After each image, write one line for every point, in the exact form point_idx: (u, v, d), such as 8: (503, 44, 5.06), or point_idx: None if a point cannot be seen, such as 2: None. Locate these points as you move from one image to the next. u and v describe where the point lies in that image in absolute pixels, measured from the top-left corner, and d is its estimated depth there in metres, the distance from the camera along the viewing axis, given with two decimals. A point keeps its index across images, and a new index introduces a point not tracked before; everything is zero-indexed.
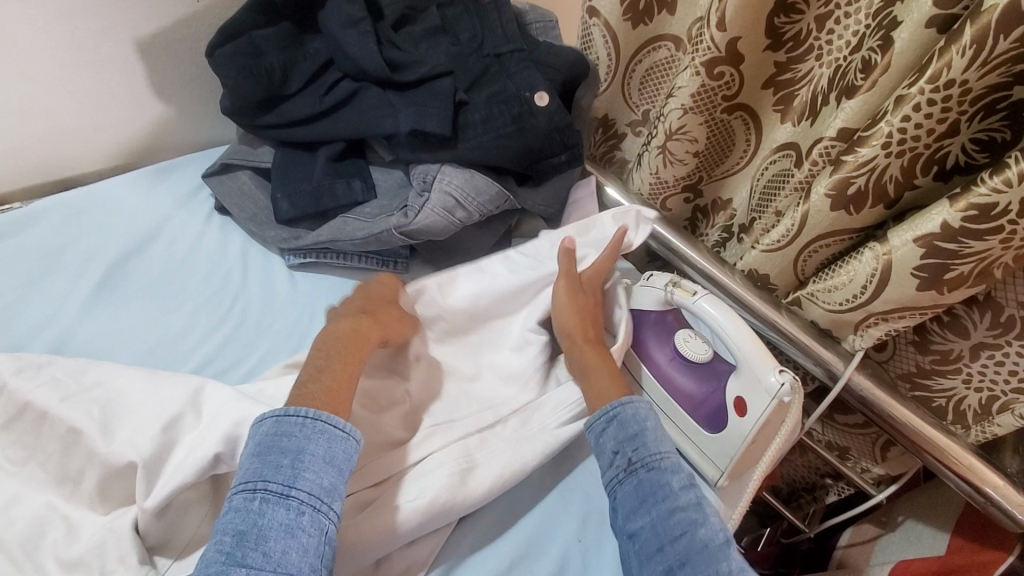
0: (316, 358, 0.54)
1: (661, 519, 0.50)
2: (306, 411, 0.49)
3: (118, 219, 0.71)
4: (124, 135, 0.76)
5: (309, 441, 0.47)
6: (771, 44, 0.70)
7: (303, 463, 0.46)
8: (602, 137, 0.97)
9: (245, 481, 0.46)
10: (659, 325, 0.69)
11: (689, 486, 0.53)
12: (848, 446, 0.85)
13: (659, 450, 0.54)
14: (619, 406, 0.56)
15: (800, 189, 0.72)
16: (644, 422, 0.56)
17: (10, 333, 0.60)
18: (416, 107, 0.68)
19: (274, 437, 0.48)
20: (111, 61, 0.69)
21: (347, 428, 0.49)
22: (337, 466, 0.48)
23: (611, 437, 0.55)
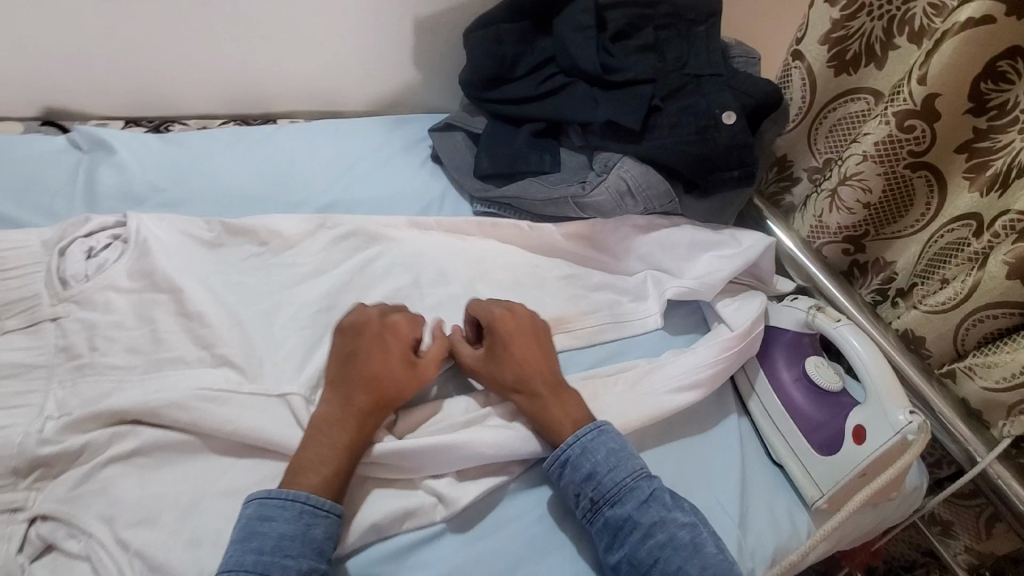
0: (320, 435, 0.52)
1: (635, 550, 0.53)
2: (288, 493, 0.49)
3: (363, 144, 0.90)
4: (383, 88, 0.97)
5: (290, 524, 0.48)
6: (973, 108, 0.69)
7: (283, 548, 0.47)
8: (775, 175, 0.99)
9: (225, 567, 0.46)
10: (791, 349, 0.70)
11: (649, 509, 0.55)
12: (952, 522, 0.83)
13: (613, 481, 0.56)
14: (568, 446, 0.57)
15: (973, 259, 0.71)
16: (594, 456, 0.57)
17: (282, 201, 0.79)
18: (616, 104, 0.79)
19: (255, 521, 0.48)
20: (395, 29, 0.90)
21: (325, 506, 0.49)
22: (315, 547, 0.48)
23: (570, 479, 0.57)
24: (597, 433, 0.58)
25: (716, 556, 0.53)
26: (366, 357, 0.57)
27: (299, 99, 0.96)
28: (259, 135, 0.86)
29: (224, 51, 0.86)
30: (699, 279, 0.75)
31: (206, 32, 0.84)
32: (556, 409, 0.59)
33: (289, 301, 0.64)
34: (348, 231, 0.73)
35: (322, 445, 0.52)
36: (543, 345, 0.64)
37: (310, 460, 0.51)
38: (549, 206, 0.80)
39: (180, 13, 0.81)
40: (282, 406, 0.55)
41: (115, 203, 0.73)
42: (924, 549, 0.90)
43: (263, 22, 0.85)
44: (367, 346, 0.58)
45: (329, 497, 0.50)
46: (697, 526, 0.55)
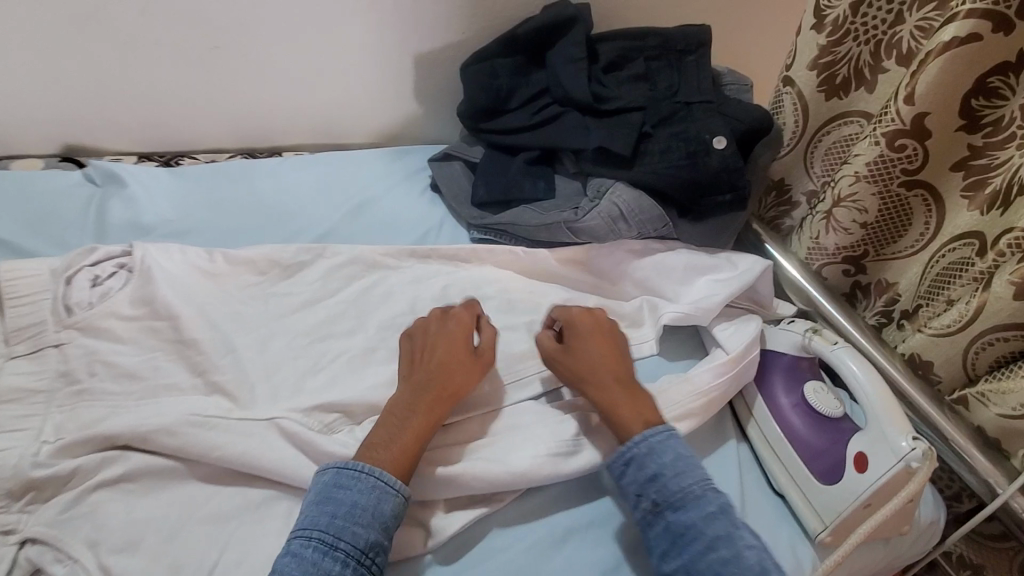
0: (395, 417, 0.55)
1: (694, 560, 0.51)
2: (363, 466, 0.51)
3: (365, 175, 0.93)
4: (384, 121, 1.01)
5: (361, 496, 0.50)
6: (965, 125, 0.69)
7: (355, 516, 0.49)
8: (774, 200, 0.98)
9: (302, 528, 0.49)
10: (790, 373, 0.69)
11: (718, 519, 0.53)
12: (983, 565, 0.77)
13: (680, 484, 0.55)
14: (635, 444, 0.57)
15: (977, 279, 0.68)
16: (662, 458, 0.56)
17: (283, 230, 0.82)
18: (607, 131, 0.81)
19: (333, 488, 0.51)
20: (395, 66, 0.93)
21: (397, 486, 0.51)
22: (382, 523, 0.50)
23: (632, 480, 0.56)
24: (663, 435, 0.58)
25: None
26: (447, 351, 0.60)
27: (303, 134, 1.00)
28: (263, 168, 0.89)
29: (235, 87, 0.91)
30: (694, 304, 0.75)
31: (216, 70, 0.88)
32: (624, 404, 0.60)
33: (284, 329, 0.65)
34: (343, 260, 0.74)
35: (394, 433, 0.54)
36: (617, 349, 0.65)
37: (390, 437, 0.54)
38: (543, 232, 0.80)
39: (193, 55, 0.85)
40: (271, 429, 0.55)
41: (124, 233, 0.76)
42: None
43: (269, 60, 0.89)
44: (451, 341, 0.61)
45: (401, 479, 0.52)
46: (763, 551, 0.52)
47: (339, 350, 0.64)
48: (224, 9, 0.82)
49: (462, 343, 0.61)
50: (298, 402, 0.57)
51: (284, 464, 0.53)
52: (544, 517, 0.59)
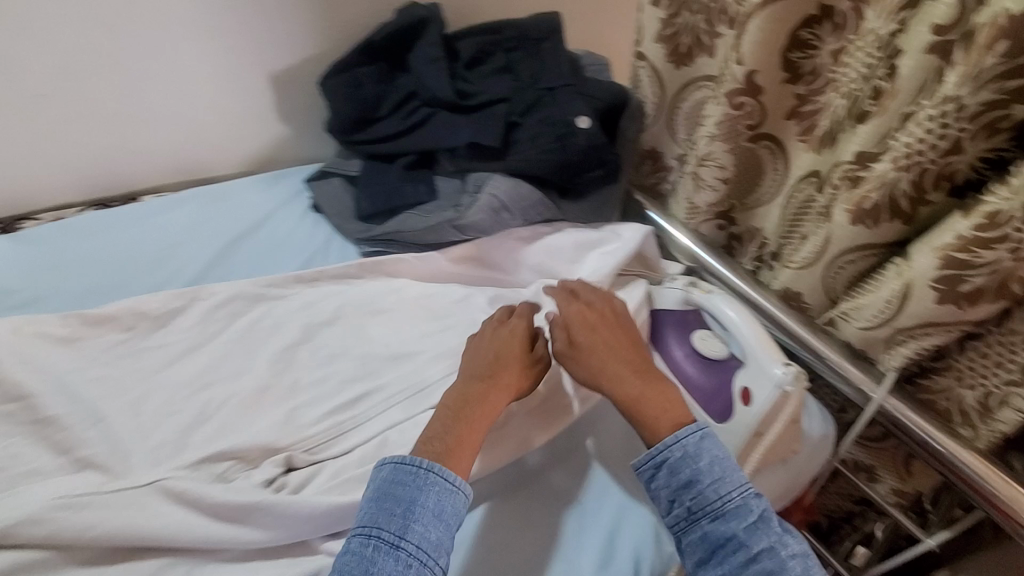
0: (445, 416, 0.59)
1: (734, 569, 0.54)
2: (421, 462, 0.55)
3: (240, 207, 0.88)
4: (253, 147, 0.96)
5: (421, 493, 0.54)
6: (789, 77, 0.75)
7: (415, 514, 0.53)
8: (650, 168, 1.04)
9: (363, 526, 0.52)
10: (677, 324, 0.72)
11: (758, 530, 0.56)
12: (874, 465, 0.85)
13: (716, 493, 0.57)
14: (666, 449, 0.59)
15: (821, 213, 0.76)
16: (698, 465, 0.58)
17: (154, 279, 0.77)
18: (475, 126, 0.82)
19: (391, 484, 0.54)
20: (252, 89, 0.89)
21: (456, 481, 0.55)
22: (445, 520, 0.53)
23: (664, 485, 0.59)
24: (703, 437, 0.60)
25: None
26: (499, 348, 0.64)
27: (164, 173, 0.93)
28: (120, 215, 0.82)
29: (73, 137, 0.83)
30: (588, 279, 0.78)
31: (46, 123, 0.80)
32: (653, 394, 0.62)
33: (161, 386, 0.61)
34: (223, 299, 0.70)
35: (448, 428, 0.58)
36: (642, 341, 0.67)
37: (437, 443, 0.57)
38: (430, 235, 0.80)
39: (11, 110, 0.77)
40: (156, 495, 0.51)
41: None
42: (857, 497, 0.91)
43: (105, 103, 0.82)
44: (503, 339, 0.65)
45: (458, 475, 0.56)
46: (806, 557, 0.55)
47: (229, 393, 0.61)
48: (37, 52, 0.75)
49: (512, 338, 0.65)
50: (184, 459, 0.55)
51: (173, 529, 0.50)
52: None
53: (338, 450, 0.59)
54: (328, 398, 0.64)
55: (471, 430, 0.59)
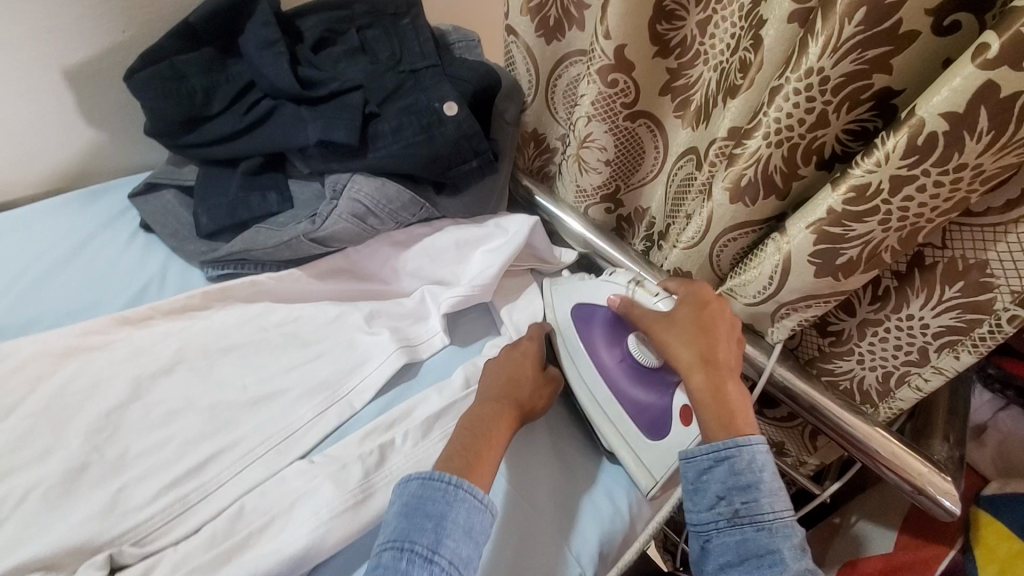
0: (462, 436, 0.56)
1: None
2: (451, 477, 0.51)
3: (41, 240, 0.72)
4: (57, 160, 0.79)
5: (451, 508, 0.49)
6: (660, 51, 0.71)
7: (446, 529, 0.48)
8: (534, 150, 0.99)
9: (392, 540, 0.48)
10: (610, 327, 0.68)
11: (800, 554, 0.53)
12: (783, 441, 0.88)
13: (770, 506, 0.55)
14: (735, 449, 0.56)
15: (703, 190, 0.72)
16: (760, 474, 0.55)
17: None
18: (325, 119, 0.71)
19: (420, 499, 0.50)
20: (40, 90, 0.72)
21: (486, 500, 0.51)
22: (475, 537, 0.50)
23: (717, 480, 0.56)
24: (767, 453, 0.57)
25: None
26: (512, 367, 0.64)
27: None
28: None
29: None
30: (474, 283, 0.71)
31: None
32: (733, 392, 0.58)
33: None
34: (16, 363, 0.55)
35: (471, 437, 0.56)
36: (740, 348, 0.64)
37: (458, 453, 0.54)
38: (284, 250, 0.69)
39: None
40: None
41: None
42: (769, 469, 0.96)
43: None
44: (515, 359, 0.65)
45: (486, 493, 0.53)
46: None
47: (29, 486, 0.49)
48: None
49: (525, 358, 0.65)
50: None
51: None
52: None
53: (171, 539, 0.49)
54: (162, 470, 0.53)
55: (490, 445, 0.56)
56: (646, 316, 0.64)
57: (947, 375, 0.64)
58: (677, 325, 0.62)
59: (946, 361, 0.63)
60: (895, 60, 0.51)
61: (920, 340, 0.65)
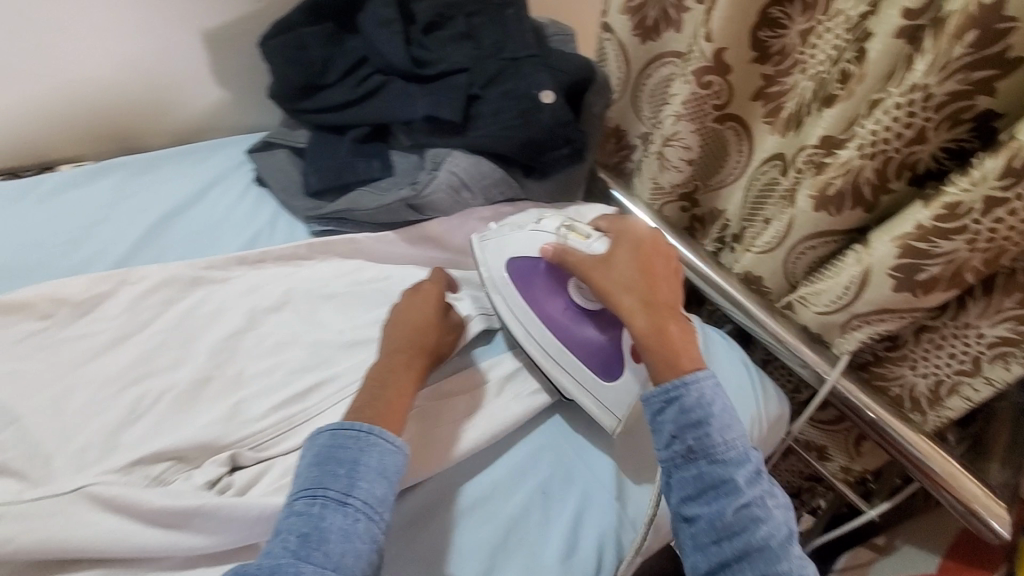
0: (372, 389, 0.57)
1: (722, 512, 0.53)
2: (363, 425, 0.53)
3: (169, 180, 0.80)
4: (185, 114, 0.87)
5: (363, 453, 0.52)
6: (758, 57, 0.73)
7: (359, 473, 0.51)
8: (615, 146, 1.01)
9: (306, 488, 0.50)
10: (545, 273, 0.70)
11: (752, 478, 0.55)
12: (825, 445, 0.90)
13: (722, 438, 0.56)
14: (684, 388, 0.57)
15: (786, 196, 0.74)
16: (709, 407, 0.57)
17: (68, 261, 0.68)
18: (433, 97, 0.77)
19: (331, 448, 0.52)
20: (183, 48, 0.80)
21: (397, 442, 0.53)
22: (388, 477, 0.52)
23: (671, 420, 0.56)
24: (713, 383, 0.59)
25: (794, 546, 0.54)
26: (414, 318, 0.63)
27: (82, 141, 0.83)
28: (29, 189, 0.73)
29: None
30: None
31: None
32: (684, 332, 0.61)
33: (81, 379, 0.55)
34: (157, 283, 0.63)
35: (377, 395, 0.56)
36: (672, 277, 0.67)
37: (360, 394, 0.57)
38: (383, 213, 0.75)
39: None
40: (79, 501, 0.46)
41: None
42: (807, 475, 0.98)
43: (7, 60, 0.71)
44: (411, 309, 0.64)
45: (397, 436, 0.54)
46: (785, 512, 0.55)
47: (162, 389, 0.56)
48: None
49: (420, 309, 0.64)
50: (111, 463, 0.49)
51: (99, 540, 0.45)
52: None
53: (283, 449, 0.56)
54: (274, 391, 0.59)
55: (399, 397, 0.57)
56: (579, 257, 0.66)
57: (998, 386, 0.66)
58: (594, 261, 0.66)
59: (997, 372, 0.65)
60: (999, 84, 0.53)
61: (975, 349, 0.66)
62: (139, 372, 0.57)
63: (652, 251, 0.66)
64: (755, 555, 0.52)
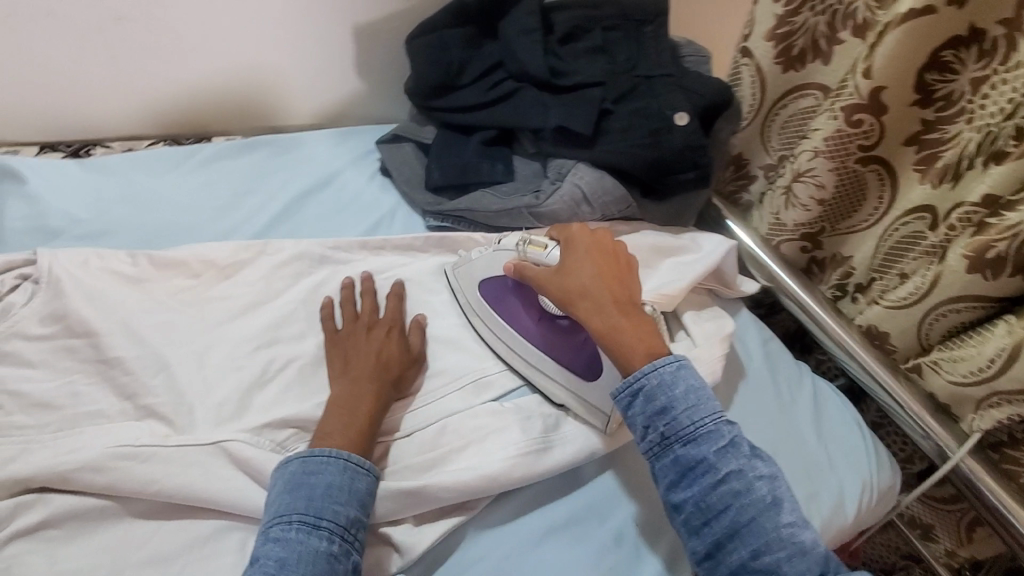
0: (336, 409, 0.54)
1: (703, 494, 0.50)
2: (330, 449, 0.50)
3: (307, 161, 0.85)
4: (325, 101, 0.92)
5: (333, 476, 0.49)
6: (919, 100, 0.68)
7: (334, 496, 0.48)
8: (733, 174, 0.96)
9: (279, 514, 0.47)
10: (521, 291, 0.67)
11: (730, 453, 0.51)
12: (933, 523, 0.83)
13: (691, 418, 0.52)
14: (642, 376, 0.54)
15: (931, 252, 0.70)
16: (671, 389, 0.53)
17: (216, 226, 0.74)
18: (566, 108, 0.77)
19: (301, 473, 0.49)
20: (334, 39, 0.85)
21: (365, 462, 0.51)
22: (360, 499, 0.49)
23: (639, 411, 0.53)
24: (675, 362, 0.55)
25: (791, 514, 0.50)
26: (380, 347, 0.59)
27: (232, 116, 0.90)
28: (187, 155, 0.80)
29: (134, 61, 0.78)
30: (658, 291, 0.71)
31: (105, 45, 0.75)
32: (628, 326, 0.57)
33: (222, 338, 0.59)
34: (290, 258, 0.67)
35: (346, 423, 0.53)
36: (628, 271, 0.62)
37: (331, 420, 0.53)
38: (504, 217, 0.78)
39: (56, 28, 0.72)
40: (216, 454, 0.50)
41: (29, 238, 0.67)
42: (902, 551, 0.90)
43: (173, 33, 0.77)
44: (377, 339, 0.60)
45: (365, 457, 0.52)
46: (776, 480, 0.51)
47: (290, 360, 0.59)
48: None
49: (388, 342, 0.60)
50: (246, 423, 0.53)
51: (233, 494, 0.49)
52: (521, 524, 0.56)
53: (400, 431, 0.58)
54: None
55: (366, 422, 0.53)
56: (533, 271, 0.64)
57: None
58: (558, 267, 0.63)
59: None
60: None
61: None
62: (270, 339, 0.60)
63: (579, 244, 0.63)
64: (747, 537, 0.49)
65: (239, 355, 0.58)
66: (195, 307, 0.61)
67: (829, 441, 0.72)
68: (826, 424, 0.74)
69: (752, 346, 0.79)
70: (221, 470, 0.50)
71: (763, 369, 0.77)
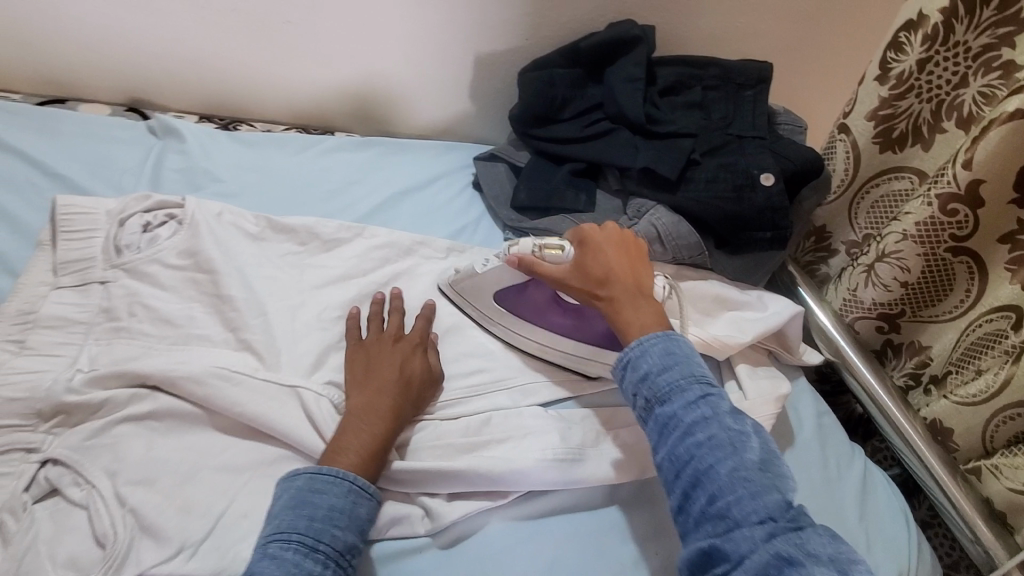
0: (353, 418, 0.55)
1: (674, 449, 0.52)
2: (339, 470, 0.51)
3: (412, 164, 0.94)
4: (437, 115, 1.02)
5: (337, 500, 0.50)
6: (1019, 198, 0.67)
7: (334, 519, 0.49)
8: (812, 245, 0.96)
9: (280, 531, 0.48)
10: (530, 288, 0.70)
11: (700, 408, 0.53)
12: None
13: (667, 380, 0.55)
14: (631, 346, 0.59)
15: (1008, 352, 0.69)
16: (652, 355, 0.57)
17: (326, 207, 0.84)
18: (655, 152, 0.82)
19: (306, 492, 0.50)
20: (456, 63, 0.94)
21: (370, 488, 0.52)
22: (358, 525, 0.50)
23: (628, 381, 0.58)
24: (658, 333, 0.59)
25: (755, 462, 0.50)
26: (399, 363, 0.60)
27: (355, 117, 1.01)
28: (313, 142, 0.91)
29: (287, 57, 0.91)
30: (717, 334, 0.74)
31: (269, 41, 0.89)
32: (626, 309, 0.62)
33: (315, 299, 0.67)
34: (381, 243, 0.74)
35: (361, 439, 0.54)
36: (640, 259, 0.67)
37: (348, 433, 0.54)
38: None
39: (231, 20, 0.86)
40: (292, 395, 0.57)
41: (178, 186, 0.79)
42: None
43: (322, 40, 0.90)
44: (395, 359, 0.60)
45: (371, 480, 0.53)
46: (745, 436, 0.52)
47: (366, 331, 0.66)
48: None
49: (413, 365, 0.61)
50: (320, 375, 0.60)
51: (299, 428, 0.55)
52: (542, 525, 0.58)
53: (450, 413, 0.63)
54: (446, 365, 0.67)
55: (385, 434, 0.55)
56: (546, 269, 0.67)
57: None
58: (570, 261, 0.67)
59: None
60: None
61: None
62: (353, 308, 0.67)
63: (590, 236, 0.66)
64: (709, 485, 0.50)
65: (325, 317, 0.65)
66: (296, 269, 0.69)
67: (871, 525, 0.69)
68: (870, 508, 0.71)
69: (804, 416, 0.78)
70: (293, 408, 0.57)
71: (812, 439, 0.75)
